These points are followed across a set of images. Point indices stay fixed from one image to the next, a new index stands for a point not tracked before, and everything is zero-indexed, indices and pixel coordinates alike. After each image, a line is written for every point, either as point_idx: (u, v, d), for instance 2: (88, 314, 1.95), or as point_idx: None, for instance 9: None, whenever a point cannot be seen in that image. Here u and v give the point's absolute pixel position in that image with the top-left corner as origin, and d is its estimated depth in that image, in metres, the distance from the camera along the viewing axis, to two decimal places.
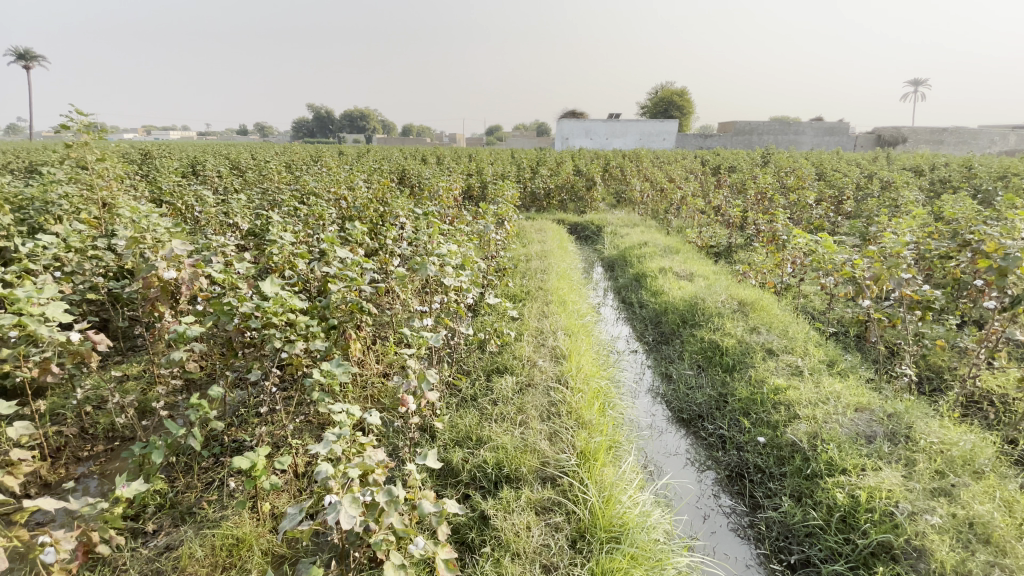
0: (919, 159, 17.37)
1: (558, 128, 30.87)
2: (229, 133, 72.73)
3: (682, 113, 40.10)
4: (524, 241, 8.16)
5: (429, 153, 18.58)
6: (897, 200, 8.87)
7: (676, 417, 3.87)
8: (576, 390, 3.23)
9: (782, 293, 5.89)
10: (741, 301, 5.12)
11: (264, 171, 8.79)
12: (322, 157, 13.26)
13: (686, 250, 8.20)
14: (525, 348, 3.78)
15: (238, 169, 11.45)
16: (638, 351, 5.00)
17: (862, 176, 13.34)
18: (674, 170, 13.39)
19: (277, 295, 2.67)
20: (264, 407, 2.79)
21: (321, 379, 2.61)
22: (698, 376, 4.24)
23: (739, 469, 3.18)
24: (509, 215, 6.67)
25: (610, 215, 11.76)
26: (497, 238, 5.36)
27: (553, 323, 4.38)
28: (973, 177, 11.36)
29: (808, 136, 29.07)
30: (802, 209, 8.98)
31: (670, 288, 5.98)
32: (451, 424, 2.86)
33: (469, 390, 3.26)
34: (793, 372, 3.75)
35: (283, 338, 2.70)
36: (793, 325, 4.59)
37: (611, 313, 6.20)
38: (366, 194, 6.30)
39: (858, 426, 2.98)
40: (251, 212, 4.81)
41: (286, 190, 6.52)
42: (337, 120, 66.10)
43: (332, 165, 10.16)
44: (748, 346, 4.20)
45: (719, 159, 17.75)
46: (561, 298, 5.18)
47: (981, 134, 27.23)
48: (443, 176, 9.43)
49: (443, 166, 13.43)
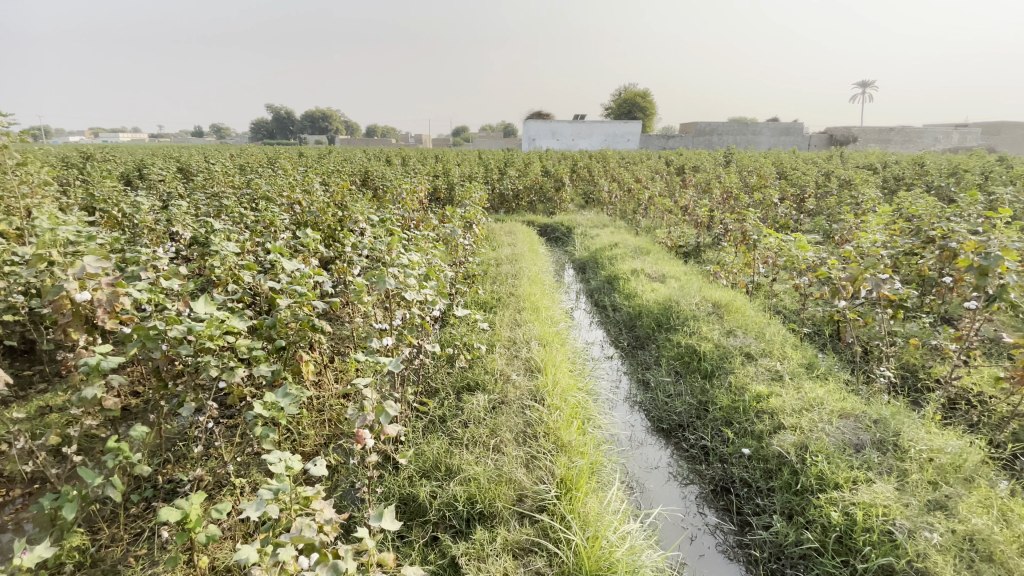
0: (872, 158, 18.04)
1: (524, 128, 30.73)
2: (183, 135, 69.74)
3: (646, 114, 40.70)
4: (493, 244, 7.92)
5: (394, 155, 18.11)
6: (857, 197, 9.08)
7: (656, 427, 3.70)
8: (553, 407, 3.01)
9: (755, 293, 5.85)
10: (716, 302, 5.03)
11: (214, 174, 8.24)
12: (281, 160, 12.66)
13: (656, 251, 8.13)
14: (497, 361, 3.54)
15: (188, 174, 10.76)
16: (613, 357, 4.82)
17: (821, 175, 13.71)
18: (641, 170, 13.43)
19: (212, 316, 2.34)
20: (202, 444, 2.47)
21: (265, 411, 2.30)
22: (677, 383, 4.08)
23: (724, 483, 3.03)
24: (476, 218, 6.41)
25: (579, 216, 11.67)
26: (464, 242, 5.09)
27: (526, 332, 4.15)
28: (924, 174, 11.79)
29: (766, 136, 29.93)
30: (768, 207, 9.08)
31: (643, 290, 5.84)
32: (417, 453, 2.60)
33: (437, 411, 3.00)
34: (773, 376, 3.64)
35: (222, 364, 2.38)
36: (769, 326, 4.51)
37: (584, 317, 6.03)
38: (324, 198, 5.92)
39: (844, 435, 2.89)
40: (194, 219, 4.39)
41: (236, 195, 6.07)
42: (298, 121, 64.17)
43: (289, 168, 9.66)
44: (726, 350, 4.07)
45: (684, 159, 17.93)
46: (533, 304, 4.96)
47: (925, 133, 28.64)
48: (408, 178, 9.07)
49: (409, 167, 13.04)
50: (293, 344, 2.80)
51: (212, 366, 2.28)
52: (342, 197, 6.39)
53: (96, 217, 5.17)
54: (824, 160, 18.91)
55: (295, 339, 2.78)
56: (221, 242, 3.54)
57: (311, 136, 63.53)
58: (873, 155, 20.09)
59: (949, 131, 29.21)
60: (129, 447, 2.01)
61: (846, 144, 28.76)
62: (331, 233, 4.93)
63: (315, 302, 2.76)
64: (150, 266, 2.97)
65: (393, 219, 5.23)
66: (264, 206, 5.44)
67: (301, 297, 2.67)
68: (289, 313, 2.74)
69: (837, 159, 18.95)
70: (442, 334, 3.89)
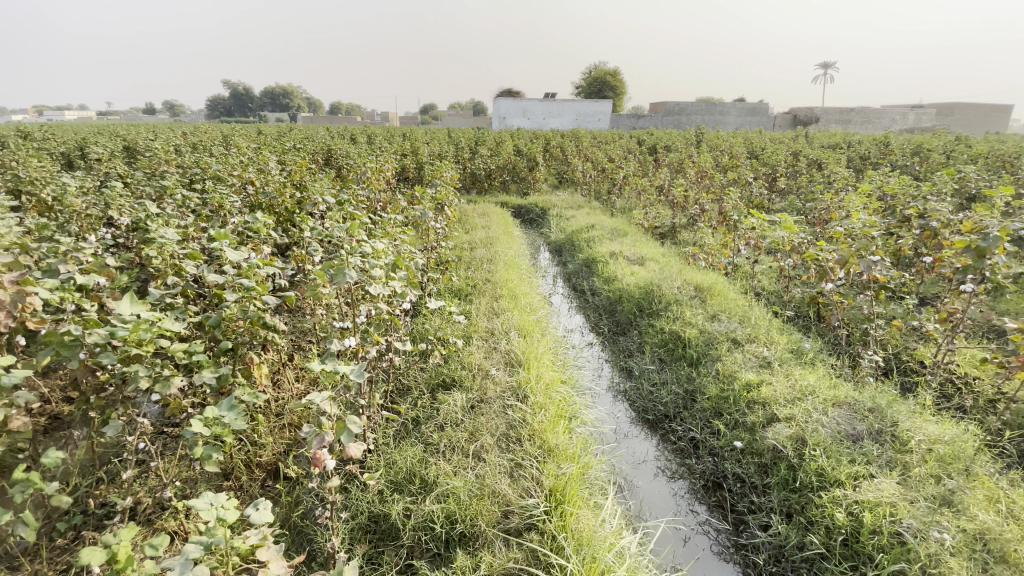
0: (837, 137, 18.33)
1: (495, 107, 30.02)
2: (131, 111, 65.83)
3: (616, 93, 40.42)
4: (466, 227, 7.59)
5: (360, 133, 17.34)
6: (828, 176, 9.12)
7: (641, 418, 3.53)
8: (537, 405, 2.78)
9: (734, 275, 5.75)
10: (698, 285, 4.89)
11: (159, 152, 7.57)
12: (236, 137, 11.86)
13: (633, 232, 7.98)
14: (474, 356, 3.28)
15: (133, 153, 9.93)
16: (594, 344, 4.63)
17: (791, 153, 13.80)
18: (614, 149, 13.22)
19: (139, 318, 1.98)
20: (136, 464, 2.14)
21: (209, 426, 1.99)
22: (661, 371, 3.90)
23: (716, 478, 2.90)
24: (448, 200, 6.06)
25: (553, 197, 11.41)
26: (435, 225, 4.77)
27: (504, 321, 3.88)
28: (889, 153, 12.00)
29: (735, 115, 30.16)
30: (742, 186, 9.01)
31: (622, 274, 5.65)
32: (388, 464, 2.35)
33: (410, 414, 2.74)
34: (761, 363, 3.50)
35: (155, 372, 2.04)
36: (752, 310, 4.39)
37: (562, 302, 5.83)
38: (282, 179, 5.45)
39: (840, 426, 2.78)
40: (130, 202, 3.93)
41: (182, 175, 5.53)
42: (257, 97, 61.12)
43: (243, 146, 9.00)
44: (711, 336, 3.91)
45: (656, 138, 17.80)
46: (510, 290, 4.69)
47: (885, 114, 29.42)
48: (374, 157, 8.58)
49: (375, 145, 12.45)
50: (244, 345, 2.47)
51: (143, 375, 1.95)
52: (302, 177, 5.92)
53: (18, 201, 4.60)
54: (792, 139, 19.12)
55: (245, 339, 2.46)
56: (158, 227, 3.14)
57: (272, 114, 60.70)
58: (837, 134, 20.50)
59: (907, 111, 30.08)
60: (41, 478, 1.68)
61: (810, 124, 29.26)
62: (288, 216, 4.52)
63: (267, 295, 2.44)
64: (70, 257, 2.57)
65: (357, 202, 4.85)
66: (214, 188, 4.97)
67: (250, 290, 2.35)
68: (237, 310, 2.40)
69: (804, 139, 19.19)
70: (415, 326, 3.61)
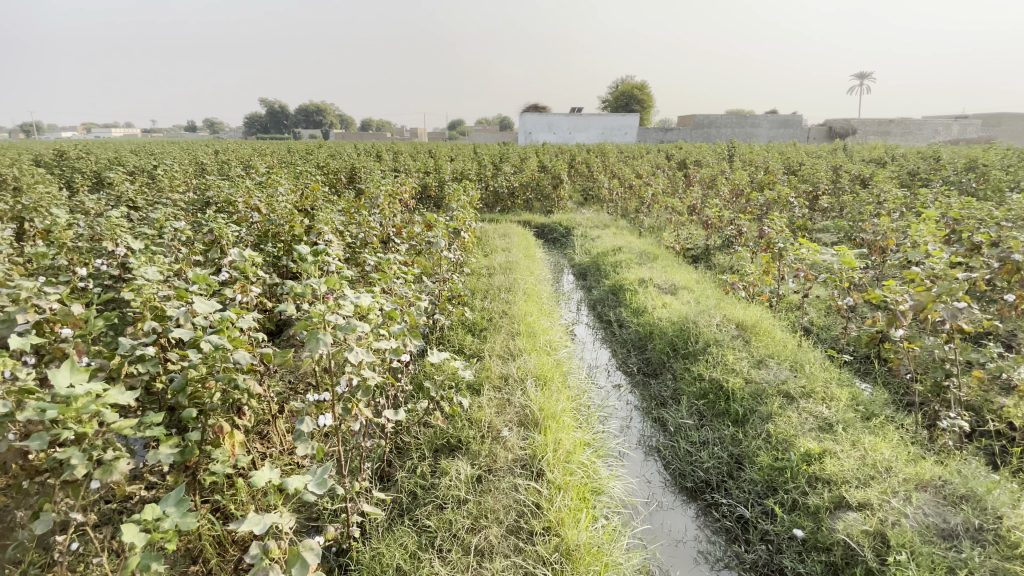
0: (878, 150, 17.37)
1: (520, 122, 29.88)
2: (174, 129, 68.88)
3: (643, 107, 39.88)
4: (485, 251, 7.22)
5: (386, 149, 17.35)
6: (876, 195, 8.43)
7: (677, 485, 3.04)
8: (556, 484, 2.38)
9: (778, 307, 5.20)
10: (740, 322, 4.37)
11: (179, 175, 7.49)
12: (262, 157, 11.89)
13: (663, 255, 7.48)
14: (485, 412, 2.89)
15: (159, 173, 9.97)
16: (621, 388, 4.15)
17: (830, 168, 13.05)
18: (642, 165, 12.75)
19: (77, 391, 1.68)
20: (81, 559, 1.83)
21: (156, 524, 1.66)
22: (700, 427, 3.41)
23: (771, 573, 2.40)
24: (465, 224, 5.71)
25: (578, 215, 11.00)
26: (449, 256, 4.41)
27: (521, 366, 3.46)
28: (940, 168, 11.18)
29: (766, 128, 29.26)
30: (783, 205, 8.42)
31: (653, 305, 5.18)
32: (375, 561, 1.98)
33: (408, 489, 2.39)
34: (821, 428, 3.01)
35: (98, 454, 1.73)
36: (804, 353, 3.86)
37: (586, 334, 5.39)
38: (291, 203, 5.20)
39: (926, 517, 2.28)
40: (126, 234, 3.71)
41: (193, 200, 5.36)
42: (290, 114, 62.83)
43: (265, 167, 8.92)
44: (759, 389, 3.40)
45: (685, 153, 17.24)
46: (528, 326, 4.27)
47: (928, 125, 28.05)
48: (392, 176, 8.33)
49: (399, 162, 12.28)
50: (215, 407, 2.15)
51: (78, 463, 1.63)
52: (314, 201, 5.67)
53: (21, 227, 4.45)
54: (829, 153, 18.27)
55: (216, 403, 2.13)
56: (142, 264, 2.87)
57: (305, 130, 62.37)
58: (877, 147, 19.60)
59: (952, 122, 28.64)
60: None
61: (847, 137, 28.13)
62: (294, 246, 4.25)
63: (241, 351, 2.12)
64: (32, 303, 2.30)
65: (367, 230, 4.54)
66: (220, 214, 4.74)
67: (218, 349, 2.02)
68: (205, 371, 2.09)
69: (842, 153, 18.29)
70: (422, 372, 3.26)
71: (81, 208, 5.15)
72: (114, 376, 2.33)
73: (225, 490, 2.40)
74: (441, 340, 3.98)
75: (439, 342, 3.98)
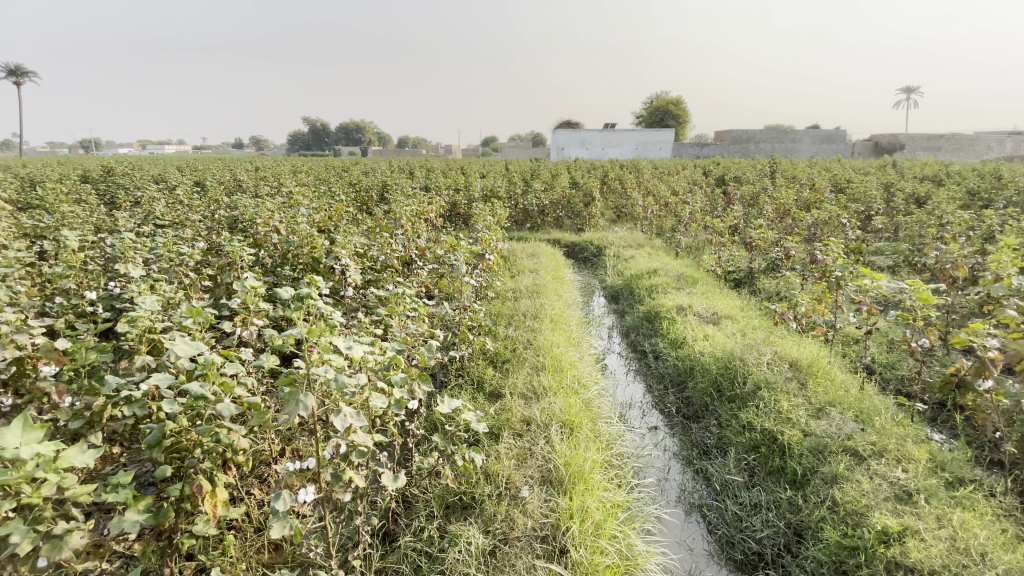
0: (932, 166, 16.33)
1: (553, 138, 29.79)
2: (221, 146, 72.12)
3: (678, 122, 39.17)
4: (513, 272, 6.94)
5: (418, 166, 17.44)
6: (939, 216, 7.73)
7: (725, 557, 2.62)
8: (582, 567, 2.02)
9: (834, 342, 4.69)
10: (793, 361, 3.91)
11: (212, 193, 7.55)
12: (296, 174, 12.06)
13: (702, 279, 7.02)
14: (502, 464, 2.56)
15: (197, 190, 10.20)
16: (658, 431, 3.74)
17: (881, 186, 12.26)
18: (678, 182, 12.28)
19: (28, 453, 1.47)
20: None
21: None
22: (751, 487, 2.98)
23: None
24: (491, 245, 5.45)
25: (611, 234, 10.61)
26: (471, 281, 4.14)
27: (546, 409, 3.11)
28: (1006, 185, 10.30)
29: (808, 143, 28.19)
30: (833, 226, 7.81)
31: (693, 337, 4.76)
32: None
33: (410, 560, 2.09)
34: (897, 497, 2.55)
35: (49, 525, 1.51)
36: (871, 401, 3.38)
37: (618, 365, 5.00)
38: (313, 223, 5.07)
39: None
40: (139, 257, 3.60)
41: (218, 220, 5.30)
42: (330, 131, 64.95)
43: (297, 185, 8.97)
44: (820, 444, 2.96)
45: (722, 169, 16.63)
46: (555, 359, 3.91)
47: (984, 140, 26.44)
48: (421, 194, 8.19)
49: (430, 179, 12.22)
50: (196, 462, 1.92)
51: (20, 540, 1.41)
52: (337, 221, 5.54)
53: (47, 247, 4.46)
54: (879, 169, 17.30)
55: (197, 458, 1.90)
56: (143, 292, 2.72)
57: (344, 147, 64.29)
58: (931, 164, 18.50)
59: (1011, 137, 26.94)
60: None
61: (896, 152, 26.82)
62: (311, 269, 4.07)
63: (226, 400, 1.88)
64: (14, 339, 2.15)
65: (388, 252, 4.32)
66: (241, 235, 4.64)
67: (197, 400, 1.79)
68: (185, 423, 1.86)
69: (893, 169, 17.29)
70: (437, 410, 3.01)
71: (110, 227, 5.17)
72: (97, 420, 2.14)
73: (211, 549, 2.16)
74: (460, 374, 3.68)
75: (458, 376, 3.69)
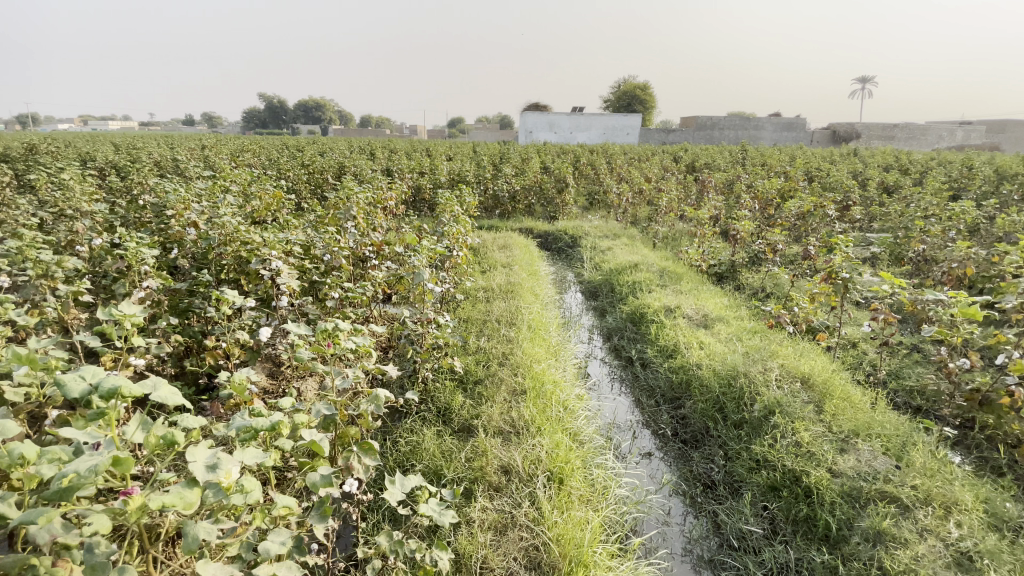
0: (892, 156, 16.51)
1: (522, 120, 29.02)
2: (168, 122, 67.74)
3: (645, 106, 38.74)
4: (483, 268, 6.28)
5: (379, 147, 16.34)
6: (919, 207, 7.51)
7: None
8: None
9: (835, 350, 4.28)
10: (804, 376, 3.45)
11: (134, 175, 6.50)
12: (240, 154, 10.85)
13: (684, 273, 6.56)
14: (477, 543, 1.98)
15: (122, 171, 8.96)
16: (653, 460, 3.23)
17: (850, 175, 12.17)
18: (652, 168, 11.82)
19: None
20: None
21: None
22: (773, 542, 2.49)
23: None
24: (459, 238, 4.76)
25: (585, 222, 10.04)
26: (435, 288, 3.47)
27: (529, 453, 2.53)
28: (973, 176, 10.31)
29: (768, 131, 28.43)
30: (817, 218, 7.46)
31: (686, 344, 4.26)
32: None
33: None
34: (957, 563, 2.10)
35: None
36: (897, 427, 2.94)
37: (602, 374, 4.47)
38: (246, 214, 4.25)
39: None
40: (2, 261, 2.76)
41: (130, 210, 4.40)
42: (289, 110, 61.85)
43: (240, 166, 7.95)
44: (853, 488, 2.50)
45: (693, 155, 16.31)
46: (536, 380, 3.32)
47: (931, 131, 27.35)
48: (379, 178, 7.36)
49: (392, 161, 11.28)
50: None
51: None
52: (278, 210, 4.72)
53: None
54: (844, 158, 17.39)
55: None
56: None
57: (303, 126, 61.29)
58: (891, 152, 18.84)
59: (956, 128, 27.96)
60: None
61: (852, 141, 27.38)
62: (238, 272, 3.31)
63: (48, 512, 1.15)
64: None
65: (334, 250, 3.58)
66: (156, 228, 3.80)
67: None
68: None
69: (855, 158, 17.43)
70: (401, 470, 2.44)
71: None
72: None
73: None
74: (423, 401, 3.06)
75: (422, 403, 3.06)
